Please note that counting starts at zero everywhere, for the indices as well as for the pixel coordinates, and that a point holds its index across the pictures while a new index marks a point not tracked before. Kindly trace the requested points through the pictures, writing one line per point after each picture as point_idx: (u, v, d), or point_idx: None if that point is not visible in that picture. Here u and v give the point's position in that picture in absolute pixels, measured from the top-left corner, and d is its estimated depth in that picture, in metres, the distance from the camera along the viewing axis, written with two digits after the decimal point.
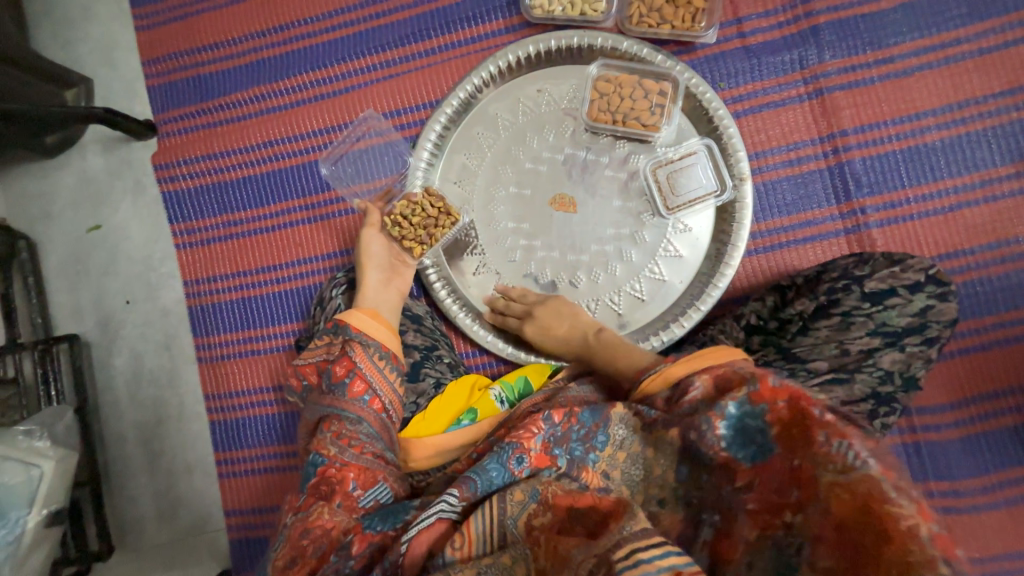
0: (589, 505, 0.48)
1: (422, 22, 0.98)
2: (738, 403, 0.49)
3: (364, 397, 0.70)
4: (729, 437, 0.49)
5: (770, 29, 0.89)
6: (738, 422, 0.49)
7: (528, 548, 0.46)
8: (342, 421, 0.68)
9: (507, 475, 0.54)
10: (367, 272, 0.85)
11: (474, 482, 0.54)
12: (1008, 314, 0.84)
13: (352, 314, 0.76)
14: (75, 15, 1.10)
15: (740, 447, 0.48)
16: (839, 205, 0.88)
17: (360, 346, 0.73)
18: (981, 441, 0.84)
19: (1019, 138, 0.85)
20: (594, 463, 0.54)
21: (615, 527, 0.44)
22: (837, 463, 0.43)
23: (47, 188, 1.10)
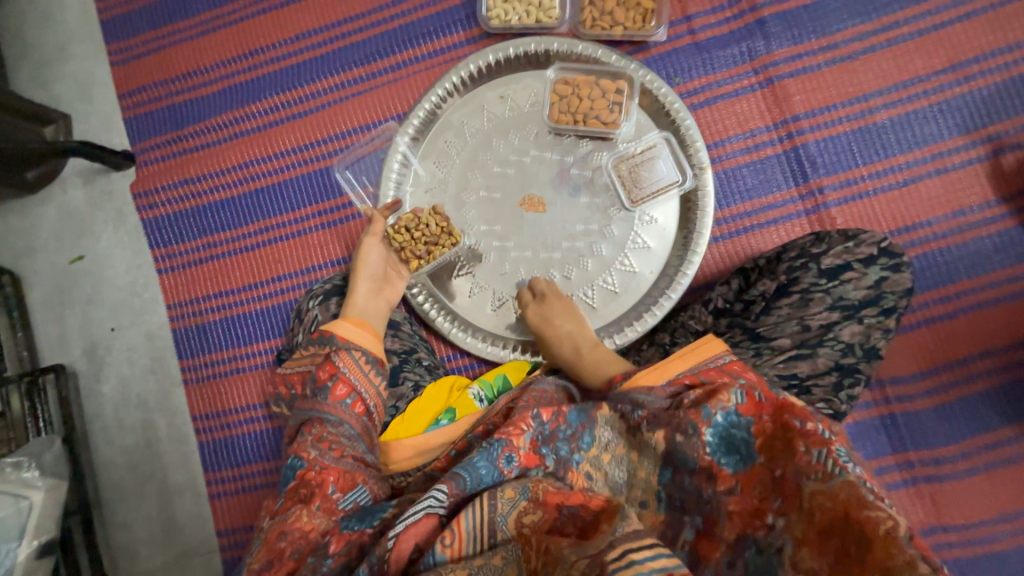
0: (579, 505, 0.49)
1: (386, 40, 1.02)
2: (726, 413, 0.50)
3: (347, 401, 0.70)
4: (711, 442, 0.50)
5: (719, 24, 0.93)
6: (725, 431, 0.50)
7: (519, 548, 0.47)
8: (323, 425, 0.68)
9: (498, 474, 0.54)
10: (359, 283, 0.84)
11: (464, 479, 0.53)
12: (969, 281, 0.86)
13: (339, 324, 0.74)
14: (52, 54, 1.13)
15: (724, 454, 0.49)
16: (797, 187, 0.91)
17: (346, 351, 0.72)
18: (955, 408, 0.85)
19: (964, 111, 0.88)
20: (577, 463, 0.55)
21: (608, 529, 0.45)
22: (817, 471, 0.45)
23: (30, 223, 1.12)
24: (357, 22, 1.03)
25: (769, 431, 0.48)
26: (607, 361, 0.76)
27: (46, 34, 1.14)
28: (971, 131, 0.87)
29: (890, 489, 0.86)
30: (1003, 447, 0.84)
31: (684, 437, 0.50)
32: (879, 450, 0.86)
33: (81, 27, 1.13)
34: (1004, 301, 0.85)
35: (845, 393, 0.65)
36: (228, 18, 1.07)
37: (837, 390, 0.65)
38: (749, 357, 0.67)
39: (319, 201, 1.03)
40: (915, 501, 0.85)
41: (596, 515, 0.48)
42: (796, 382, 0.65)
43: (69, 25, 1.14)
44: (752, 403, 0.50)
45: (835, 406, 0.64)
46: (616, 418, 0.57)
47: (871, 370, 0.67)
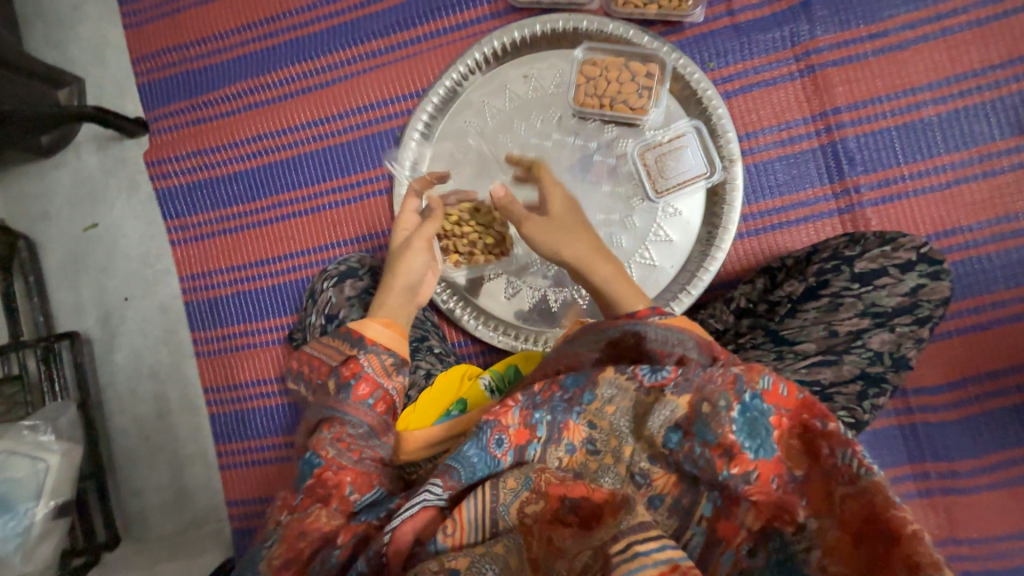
0: (581, 497, 0.46)
1: (408, 10, 0.97)
2: (754, 395, 0.47)
3: (369, 400, 0.65)
4: (736, 420, 0.46)
5: (760, 6, 0.87)
6: (751, 414, 0.47)
7: (521, 537, 0.46)
8: (343, 424, 0.64)
9: (490, 460, 0.53)
10: (388, 289, 0.74)
11: (458, 470, 0.52)
12: (1006, 291, 0.82)
13: (370, 325, 0.70)
14: (65, 14, 1.11)
15: (747, 438, 0.45)
16: (832, 184, 0.86)
17: (376, 355, 0.67)
18: (978, 422, 0.83)
19: (1018, 110, 0.82)
20: (577, 418, 0.52)
21: (613, 521, 0.43)
22: (843, 472, 0.44)
23: (44, 189, 1.12)
24: None
25: (790, 426, 0.47)
26: (622, 280, 0.65)
27: None
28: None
29: (903, 499, 0.84)
30: None
31: (711, 408, 0.47)
32: (894, 459, 0.84)
33: None
34: None
35: (869, 403, 0.61)
36: None
37: (862, 399, 0.60)
38: (770, 361, 0.65)
39: (333, 178, 1.01)
40: (927, 513, 0.83)
41: (598, 507, 0.45)
42: (817, 388, 0.61)
43: None
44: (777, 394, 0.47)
45: (858, 415, 0.59)
46: (626, 378, 0.52)
47: (901, 382, 0.63)
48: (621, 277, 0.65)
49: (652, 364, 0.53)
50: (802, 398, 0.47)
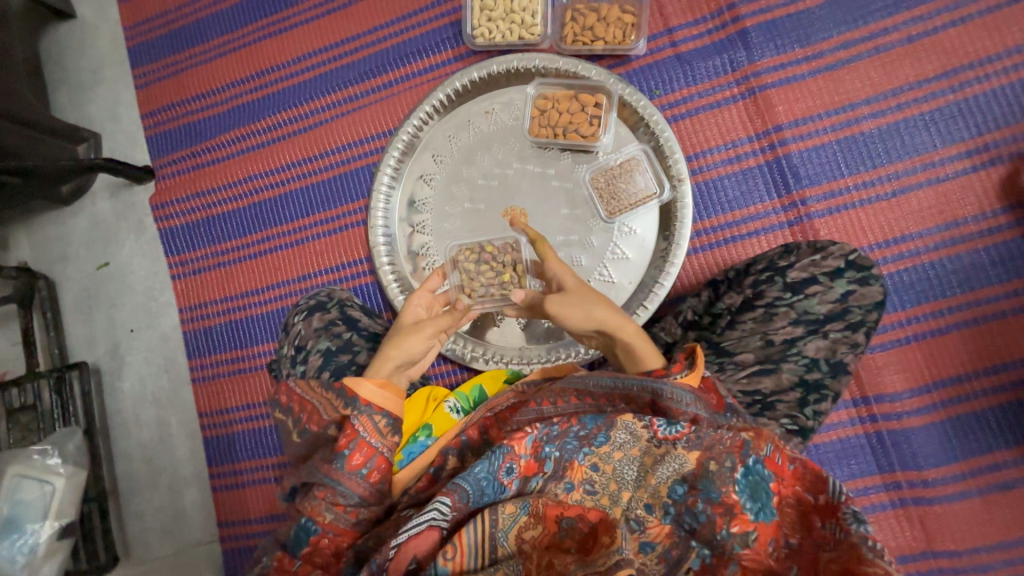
0: (577, 517, 0.51)
1: (380, 58, 1.07)
2: (758, 458, 0.50)
3: (363, 470, 0.61)
4: (740, 481, 0.49)
5: (700, 36, 0.93)
6: (752, 477, 0.49)
7: (520, 563, 0.48)
8: (332, 490, 0.60)
9: (497, 487, 0.54)
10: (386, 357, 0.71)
11: (465, 491, 0.53)
12: (963, 295, 0.82)
13: (363, 382, 0.65)
14: (86, 79, 1.25)
15: (750, 499, 0.48)
16: (780, 198, 0.89)
17: (368, 417, 0.63)
18: (947, 429, 0.82)
19: (958, 120, 0.84)
20: (582, 459, 0.54)
21: (609, 547, 0.47)
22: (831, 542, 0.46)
23: (63, 232, 1.24)
24: (354, 43, 1.09)
25: (787, 494, 0.49)
26: (639, 339, 0.67)
27: (82, 61, 1.26)
28: (965, 141, 0.84)
29: (876, 510, 0.83)
30: (998, 471, 0.80)
31: (717, 466, 0.50)
32: (864, 469, 0.83)
33: (111, 53, 1.25)
34: (1002, 317, 0.82)
35: (810, 409, 0.65)
36: (238, 42, 1.16)
37: (802, 406, 0.65)
38: (713, 373, 0.67)
39: (316, 212, 1.09)
40: (902, 524, 0.82)
41: (593, 526, 0.50)
42: (759, 398, 0.66)
43: (102, 53, 1.25)
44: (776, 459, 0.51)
45: (800, 421, 0.65)
46: (640, 426, 0.54)
47: (837, 387, 0.67)
48: (639, 335, 0.67)
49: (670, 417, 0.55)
50: (795, 468, 0.50)
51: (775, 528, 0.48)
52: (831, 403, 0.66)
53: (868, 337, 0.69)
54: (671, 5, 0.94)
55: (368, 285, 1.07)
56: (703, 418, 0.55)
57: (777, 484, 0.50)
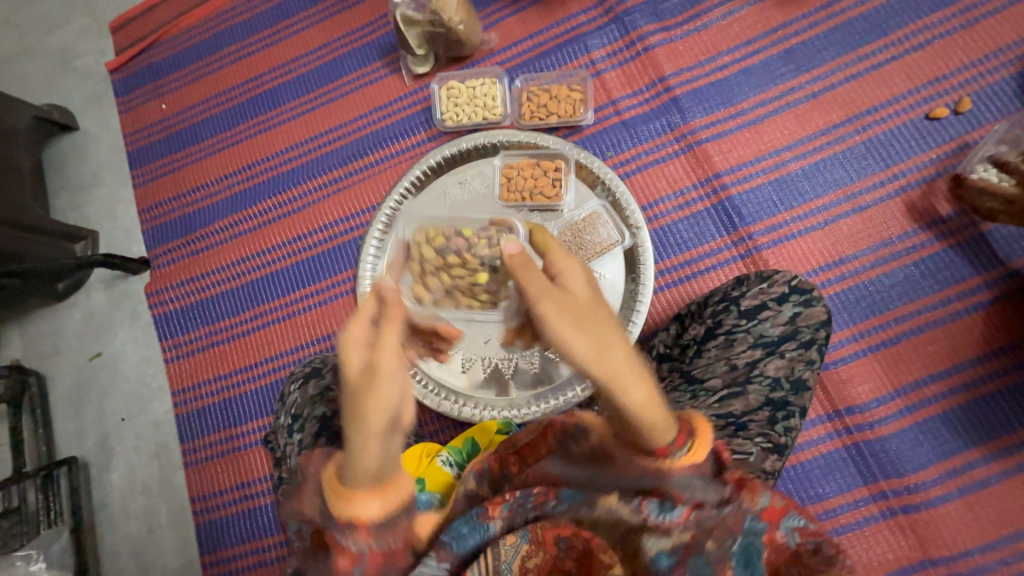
0: (571, 537, 0.56)
1: (360, 144, 1.19)
2: (753, 517, 0.52)
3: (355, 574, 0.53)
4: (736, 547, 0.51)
5: (640, 104, 1.08)
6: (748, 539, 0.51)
7: None
8: None
9: (480, 529, 0.55)
10: (374, 440, 0.51)
11: (451, 545, 0.55)
12: (904, 307, 0.91)
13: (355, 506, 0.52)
14: (86, 183, 1.35)
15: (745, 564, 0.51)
16: (729, 235, 0.99)
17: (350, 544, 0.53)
18: (917, 433, 0.86)
19: (867, 156, 0.98)
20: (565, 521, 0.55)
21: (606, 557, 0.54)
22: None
23: (56, 327, 1.27)
24: (336, 132, 1.22)
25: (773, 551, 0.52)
26: (653, 401, 0.51)
27: (83, 167, 1.36)
28: (877, 173, 0.97)
29: (869, 523, 0.85)
30: (972, 470, 0.84)
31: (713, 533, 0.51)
32: (851, 482, 0.86)
33: (111, 158, 1.35)
34: (942, 323, 0.90)
35: (780, 425, 0.69)
36: (230, 140, 1.28)
37: (773, 423, 0.69)
38: (687, 401, 0.73)
39: (306, 285, 1.16)
40: (896, 534, 0.84)
41: (587, 545, 0.55)
42: (732, 420, 0.70)
43: (102, 158, 1.36)
44: (771, 507, 0.53)
45: (773, 438, 0.68)
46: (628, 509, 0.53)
47: (800, 402, 0.72)
48: (655, 402, 0.51)
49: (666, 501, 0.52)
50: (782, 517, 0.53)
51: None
52: (799, 418, 0.71)
53: (821, 354, 0.76)
54: (612, 81, 1.10)
55: None
56: (708, 501, 0.52)
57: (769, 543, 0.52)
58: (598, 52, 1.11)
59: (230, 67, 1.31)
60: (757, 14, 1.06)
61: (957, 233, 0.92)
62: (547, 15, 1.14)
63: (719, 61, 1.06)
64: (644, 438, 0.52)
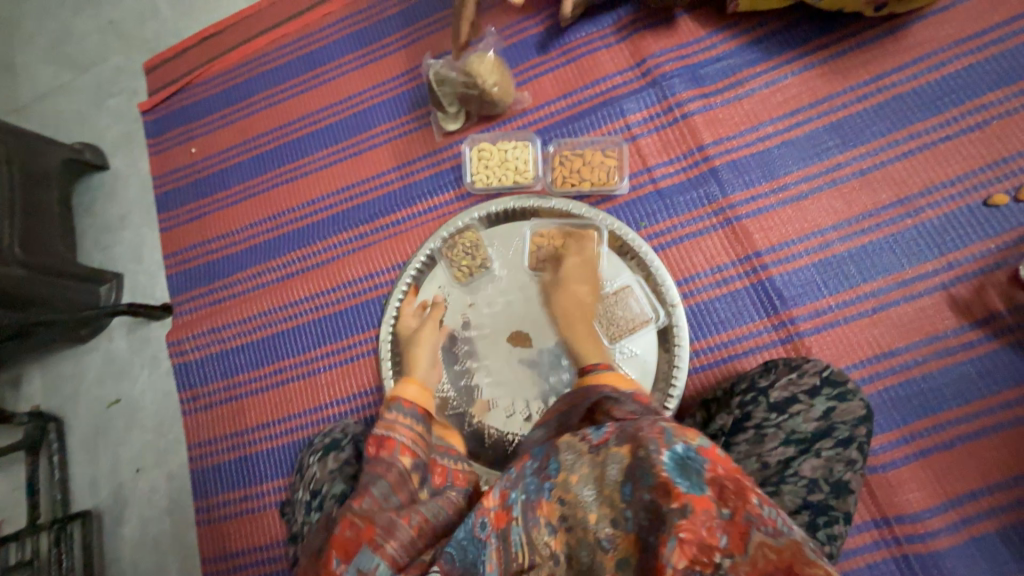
0: None
1: (388, 200, 1.18)
2: (686, 444, 0.48)
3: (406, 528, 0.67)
4: (667, 459, 0.47)
5: (676, 173, 1.04)
6: (681, 458, 0.47)
7: None
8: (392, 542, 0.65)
9: (477, 543, 0.54)
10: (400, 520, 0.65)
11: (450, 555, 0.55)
12: (959, 408, 0.85)
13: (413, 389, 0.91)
14: (114, 223, 1.35)
15: (680, 476, 0.46)
16: (769, 317, 0.95)
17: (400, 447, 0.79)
18: (975, 549, 0.80)
19: (917, 241, 0.93)
20: (549, 496, 0.52)
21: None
22: (769, 526, 0.45)
23: (78, 369, 1.26)
24: (363, 186, 1.20)
25: (717, 475, 0.47)
26: (592, 340, 0.91)
27: (112, 208, 1.37)
28: (930, 260, 0.92)
29: None
30: None
31: (645, 452, 0.48)
32: None
33: (139, 200, 1.36)
34: (1000, 428, 0.84)
35: (822, 532, 0.72)
36: (258, 188, 1.27)
37: (812, 528, 0.72)
38: None
39: (328, 342, 1.14)
40: None
41: None
42: None
43: (131, 200, 1.36)
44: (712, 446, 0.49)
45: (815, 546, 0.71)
46: (579, 442, 0.55)
47: (844, 506, 0.74)
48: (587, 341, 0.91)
49: (600, 426, 0.56)
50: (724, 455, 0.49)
51: (709, 504, 0.45)
52: (841, 523, 0.73)
53: (860, 451, 0.77)
54: (648, 147, 1.06)
55: (378, 414, 1.09)
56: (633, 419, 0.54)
57: (709, 465, 0.47)
58: (634, 117, 1.08)
59: (259, 113, 1.30)
60: (802, 84, 1.02)
61: (1016, 330, 0.87)
62: (583, 76, 1.11)
63: (763, 131, 1.02)
64: (581, 359, 0.89)
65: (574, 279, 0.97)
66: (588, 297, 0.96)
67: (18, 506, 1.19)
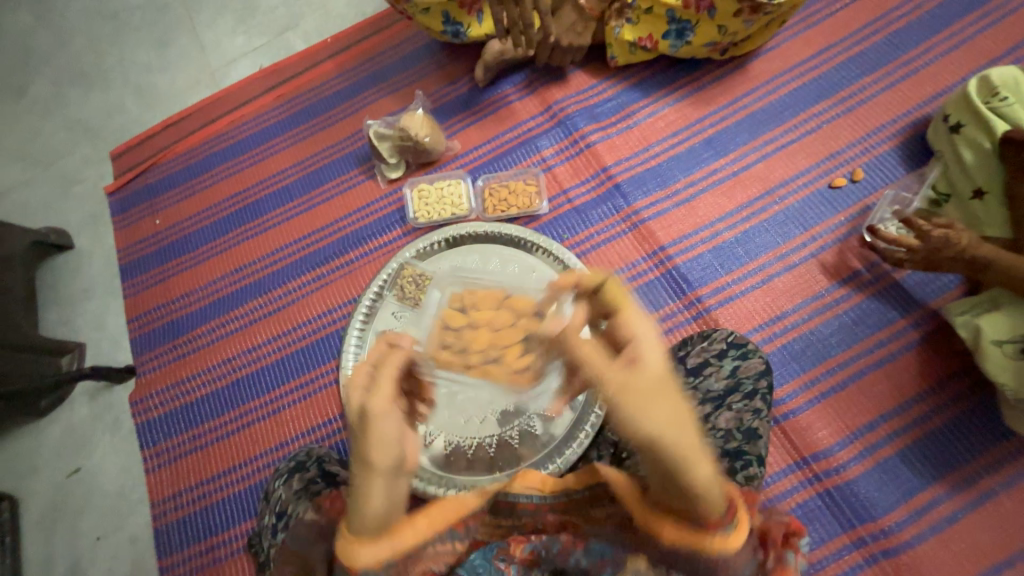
0: None
1: (342, 243, 1.30)
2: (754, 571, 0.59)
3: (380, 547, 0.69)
4: None
5: (588, 191, 1.23)
6: None
7: None
8: None
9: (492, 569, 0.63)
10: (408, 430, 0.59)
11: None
12: (845, 353, 1.00)
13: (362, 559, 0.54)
14: (77, 297, 1.41)
15: None
16: (681, 300, 1.09)
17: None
18: (882, 474, 0.92)
19: (786, 223, 1.12)
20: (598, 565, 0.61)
21: None
22: None
23: (34, 444, 1.25)
24: (319, 234, 1.33)
25: None
26: (712, 477, 0.52)
27: (75, 283, 1.43)
28: (799, 236, 1.10)
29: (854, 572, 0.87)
30: (935, 506, 0.90)
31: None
32: (831, 530, 0.89)
33: (102, 273, 1.43)
34: (881, 365, 0.98)
35: (740, 476, 0.78)
36: (219, 247, 1.37)
37: (731, 473, 0.78)
38: None
39: (291, 379, 1.20)
40: None
41: None
42: None
43: (94, 273, 1.44)
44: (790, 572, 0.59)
45: None
46: None
47: (755, 450, 0.81)
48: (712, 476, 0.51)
49: None
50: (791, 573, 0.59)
51: None
52: (757, 465, 0.79)
53: (765, 401, 0.87)
54: (563, 174, 1.25)
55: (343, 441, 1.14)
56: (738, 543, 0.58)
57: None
58: (548, 151, 1.28)
59: (220, 182, 1.44)
60: (677, 112, 1.26)
61: (876, 282, 1.04)
62: (502, 123, 1.32)
63: (652, 151, 1.23)
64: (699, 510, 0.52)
65: (647, 395, 0.52)
66: (674, 408, 0.52)
67: None
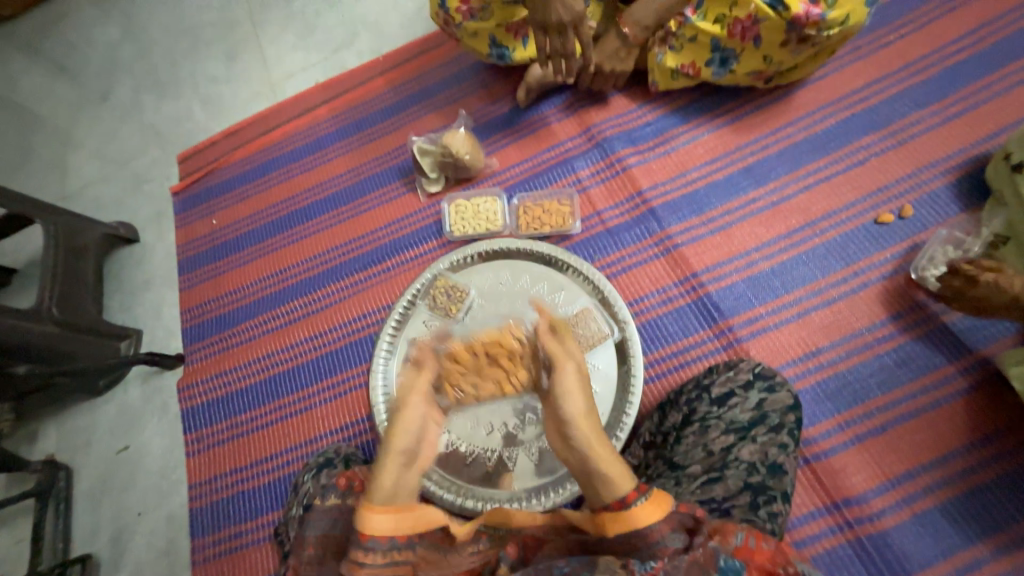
0: None
1: (380, 252, 1.36)
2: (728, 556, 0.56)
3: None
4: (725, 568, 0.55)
5: (622, 214, 1.23)
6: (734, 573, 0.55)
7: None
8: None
9: None
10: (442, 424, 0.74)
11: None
12: (883, 396, 0.97)
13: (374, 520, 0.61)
14: (139, 287, 1.53)
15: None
16: (710, 328, 1.08)
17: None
18: (920, 528, 0.89)
19: (826, 257, 1.09)
20: None
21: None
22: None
23: (91, 420, 1.36)
24: (358, 241, 1.39)
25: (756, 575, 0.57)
26: (604, 455, 0.61)
27: (138, 274, 1.55)
28: (839, 270, 1.07)
29: None
30: (973, 565, 0.86)
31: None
32: None
33: (162, 266, 1.55)
34: (923, 413, 0.95)
35: (763, 511, 0.77)
36: (267, 249, 1.46)
37: (754, 508, 0.77)
38: (673, 487, 0.82)
39: (324, 378, 1.26)
40: None
41: None
42: (715, 505, 0.78)
43: (155, 266, 1.55)
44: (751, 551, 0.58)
45: (758, 525, 0.75)
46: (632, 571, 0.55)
47: (781, 485, 0.80)
48: (608, 455, 0.61)
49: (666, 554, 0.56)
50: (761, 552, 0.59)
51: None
52: (780, 502, 0.78)
53: (792, 435, 0.85)
54: (596, 195, 1.27)
55: (369, 441, 1.19)
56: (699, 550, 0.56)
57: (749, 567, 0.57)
58: (584, 171, 1.30)
59: (273, 187, 1.53)
60: (717, 138, 1.25)
61: (922, 323, 1.00)
62: (540, 144, 1.35)
63: (690, 176, 1.23)
64: (600, 488, 0.59)
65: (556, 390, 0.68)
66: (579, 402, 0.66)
67: (19, 558, 1.24)
